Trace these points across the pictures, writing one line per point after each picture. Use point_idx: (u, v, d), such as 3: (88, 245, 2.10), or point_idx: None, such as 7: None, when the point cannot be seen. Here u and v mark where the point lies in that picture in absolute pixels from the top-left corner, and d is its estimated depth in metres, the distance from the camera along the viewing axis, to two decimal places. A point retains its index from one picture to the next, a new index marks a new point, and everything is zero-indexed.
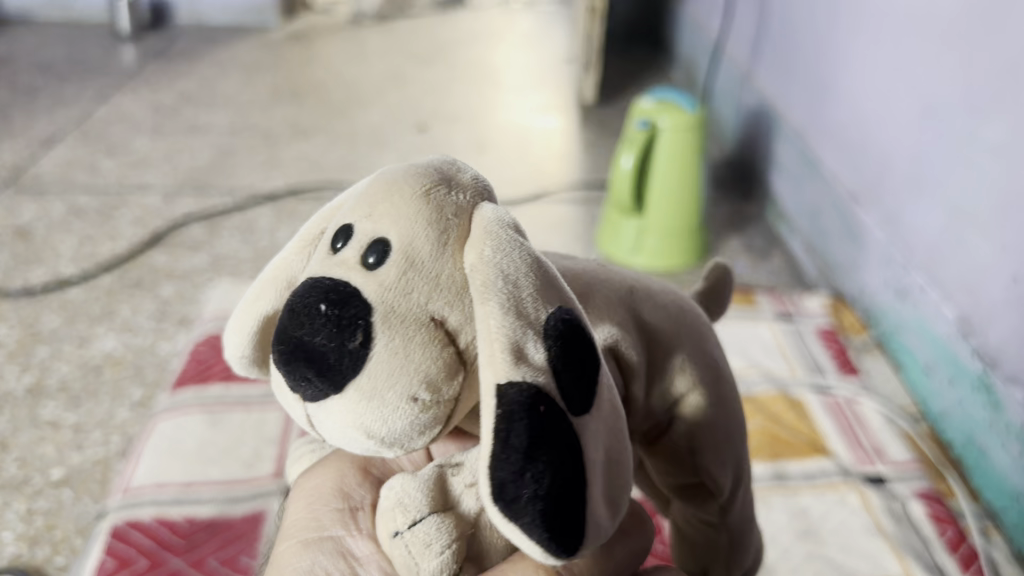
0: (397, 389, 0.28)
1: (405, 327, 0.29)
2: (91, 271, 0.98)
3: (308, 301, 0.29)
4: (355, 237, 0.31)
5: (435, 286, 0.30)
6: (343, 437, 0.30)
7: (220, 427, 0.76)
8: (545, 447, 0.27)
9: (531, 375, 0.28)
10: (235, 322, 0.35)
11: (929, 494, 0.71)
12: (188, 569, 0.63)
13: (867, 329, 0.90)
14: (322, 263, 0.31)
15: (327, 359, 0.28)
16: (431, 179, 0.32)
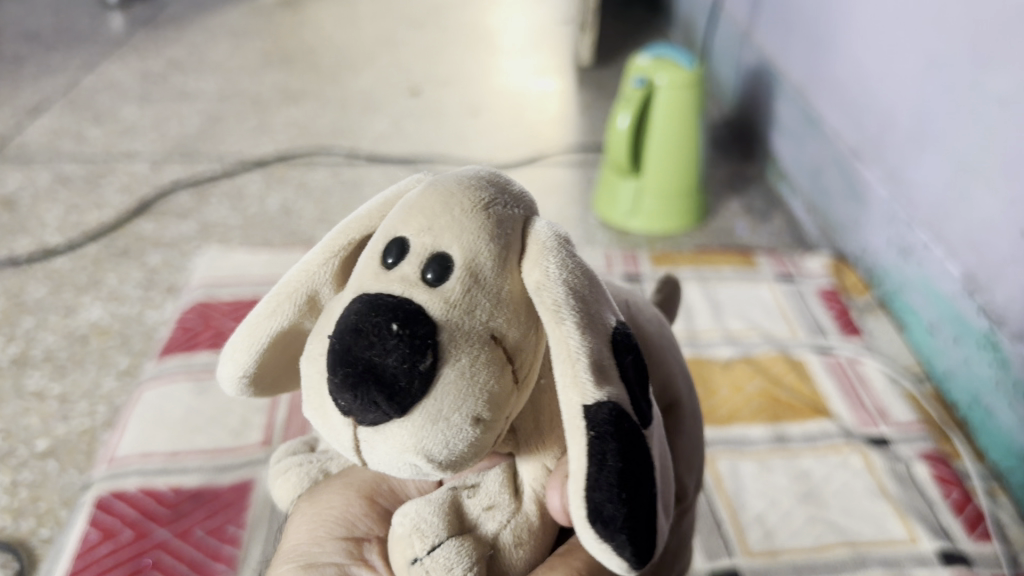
0: (462, 411, 0.28)
1: (471, 347, 0.28)
2: (78, 240, 0.96)
3: (372, 318, 0.28)
4: (409, 253, 0.30)
5: (497, 303, 0.30)
6: (395, 462, 0.29)
7: (207, 395, 0.74)
8: (631, 468, 0.28)
9: (612, 394, 0.28)
10: (237, 339, 0.35)
11: (934, 455, 0.69)
12: (175, 540, 0.62)
13: (871, 289, 0.88)
14: (372, 278, 0.30)
15: (397, 384, 0.27)
16: (485, 194, 0.32)
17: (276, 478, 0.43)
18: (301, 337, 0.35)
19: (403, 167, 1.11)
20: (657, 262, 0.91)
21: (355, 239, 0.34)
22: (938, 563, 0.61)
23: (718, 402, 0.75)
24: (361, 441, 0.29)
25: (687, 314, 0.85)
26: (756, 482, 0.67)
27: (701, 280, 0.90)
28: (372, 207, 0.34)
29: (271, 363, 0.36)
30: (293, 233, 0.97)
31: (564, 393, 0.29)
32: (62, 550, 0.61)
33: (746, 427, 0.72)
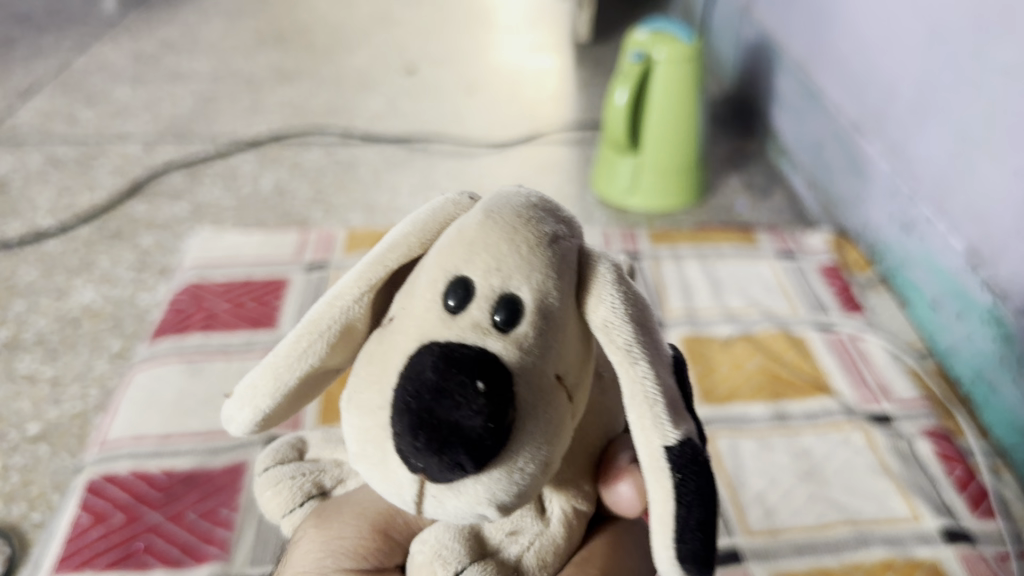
0: (534, 459, 0.30)
1: (544, 395, 0.30)
2: (70, 222, 0.95)
3: (452, 375, 0.28)
4: (476, 296, 0.31)
5: (565, 348, 0.32)
6: (461, 512, 0.30)
7: (199, 377, 0.73)
8: (708, 499, 0.33)
9: (685, 432, 0.32)
10: (257, 379, 0.35)
11: (937, 432, 0.68)
12: (168, 524, 0.61)
13: (872, 265, 0.87)
14: (434, 323, 0.31)
15: (482, 444, 0.28)
16: (537, 227, 0.33)
17: (267, 489, 0.45)
18: (320, 374, 0.36)
19: (398, 147, 1.10)
20: (656, 241, 0.90)
21: (387, 267, 0.34)
22: (941, 541, 0.60)
23: (717, 381, 0.73)
24: (426, 494, 0.30)
25: (687, 292, 0.84)
26: (756, 460, 0.66)
27: (700, 257, 0.89)
28: (406, 236, 0.35)
29: (289, 401, 0.36)
30: (287, 215, 0.96)
31: (640, 434, 0.32)
32: (53, 535, 0.60)
33: (747, 405, 0.71)
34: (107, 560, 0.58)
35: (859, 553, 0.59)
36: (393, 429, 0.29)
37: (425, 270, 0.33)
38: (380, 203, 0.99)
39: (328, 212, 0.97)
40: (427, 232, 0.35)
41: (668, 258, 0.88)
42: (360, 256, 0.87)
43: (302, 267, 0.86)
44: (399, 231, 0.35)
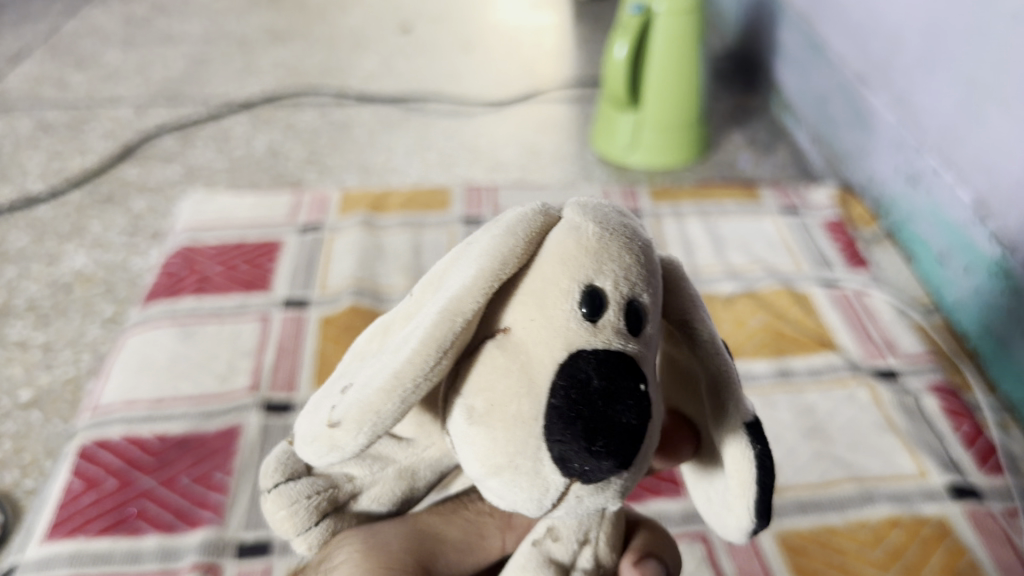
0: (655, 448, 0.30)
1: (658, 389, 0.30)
2: (61, 187, 0.93)
3: (616, 379, 0.27)
4: (611, 302, 0.28)
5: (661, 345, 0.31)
6: (579, 504, 0.29)
7: (192, 340, 0.71)
8: None
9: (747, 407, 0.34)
10: (374, 395, 0.27)
11: (944, 387, 0.67)
12: (162, 488, 0.60)
13: (878, 220, 0.85)
14: (577, 334, 0.27)
15: (640, 441, 0.27)
16: (637, 235, 0.30)
17: (276, 509, 0.35)
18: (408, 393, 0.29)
19: (393, 106, 1.08)
20: (656, 198, 0.88)
21: (502, 273, 0.28)
22: (947, 497, 0.59)
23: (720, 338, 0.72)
24: (569, 493, 0.28)
25: (689, 250, 0.82)
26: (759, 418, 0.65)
27: (702, 214, 0.87)
28: (514, 235, 0.29)
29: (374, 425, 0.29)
30: (281, 177, 0.94)
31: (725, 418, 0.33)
32: (45, 501, 0.59)
33: (750, 362, 0.70)
34: (99, 526, 0.57)
35: (865, 510, 0.58)
36: (555, 437, 0.27)
37: (545, 279, 0.28)
38: (375, 164, 0.97)
39: (323, 174, 0.95)
40: (532, 235, 0.29)
41: (669, 216, 0.86)
42: (355, 217, 0.85)
43: (297, 229, 0.84)
44: (498, 235, 0.29)
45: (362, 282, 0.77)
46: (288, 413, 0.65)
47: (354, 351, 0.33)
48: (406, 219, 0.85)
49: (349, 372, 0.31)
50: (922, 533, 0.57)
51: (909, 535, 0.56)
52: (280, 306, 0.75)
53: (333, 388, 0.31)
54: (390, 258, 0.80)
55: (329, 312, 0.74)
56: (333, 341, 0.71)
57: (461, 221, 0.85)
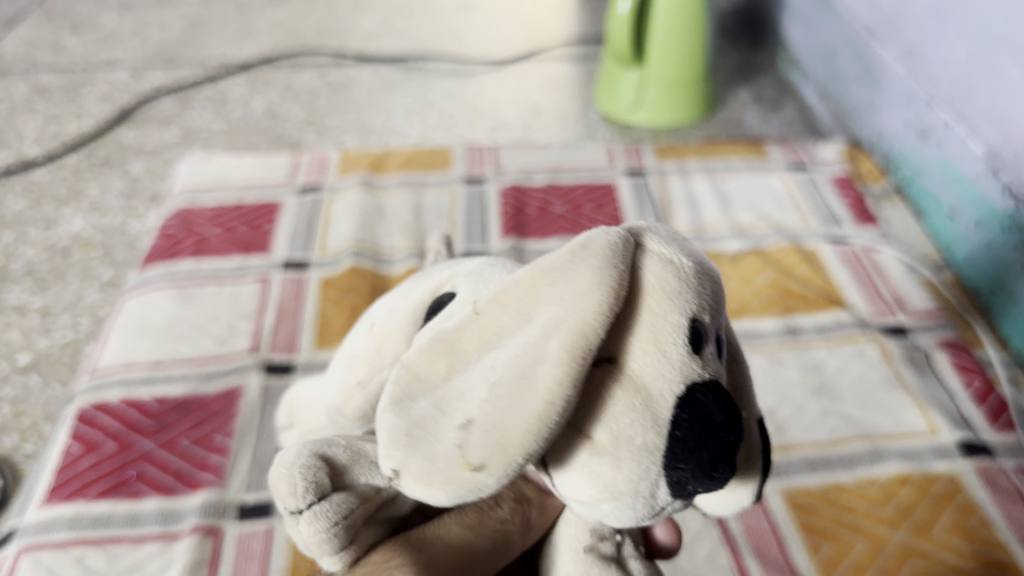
0: None
1: None
2: (57, 151, 0.92)
3: (728, 408, 0.25)
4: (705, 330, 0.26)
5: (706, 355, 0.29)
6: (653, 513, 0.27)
7: (191, 302, 0.70)
8: None
9: None
10: (513, 436, 0.24)
11: (954, 343, 0.66)
12: (162, 451, 0.59)
13: (886, 176, 0.84)
14: (691, 367, 0.25)
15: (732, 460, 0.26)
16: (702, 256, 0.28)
17: (307, 528, 0.31)
18: None
19: (393, 66, 1.06)
20: (662, 156, 0.87)
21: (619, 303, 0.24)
22: (958, 454, 0.58)
23: (728, 296, 0.71)
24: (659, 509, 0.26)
25: (695, 208, 0.81)
26: (766, 376, 0.64)
27: (708, 172, 0.85)
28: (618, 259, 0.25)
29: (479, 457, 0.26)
30: (279, 138, 0.93)
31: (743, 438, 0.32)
32: (44, 465, 0.58)
33: (756, 320, 0.68)
34: (99, 490, 0.56)
35: (875, 468, 0.57)
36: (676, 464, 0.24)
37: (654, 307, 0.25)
38: (374, 125, 0.96)
39: (322, 135, 0.94)
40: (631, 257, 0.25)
41: (674, 174, 0.85)
42: (355, 178, 0.84)
43: (296, 190, 0.83)
44: (602, 257, 0.25)
45: (363, 243, 0.76)
46: (289, 374, 0.65)
47: (404, 365, 0.27)
48: (407, 180, 0.84)
49: (422, 393, 0.26)
50: (933, 491, 0.56)
51: (920, 493, 0.56)
52: (280, 268, 0.74)
53: (414, 412, 0.26)
54: (390, 219, 0.79)
55: (329, 274, 0.73)
56: (333, 302, 0.70)
57: (462, 181, 0.84)
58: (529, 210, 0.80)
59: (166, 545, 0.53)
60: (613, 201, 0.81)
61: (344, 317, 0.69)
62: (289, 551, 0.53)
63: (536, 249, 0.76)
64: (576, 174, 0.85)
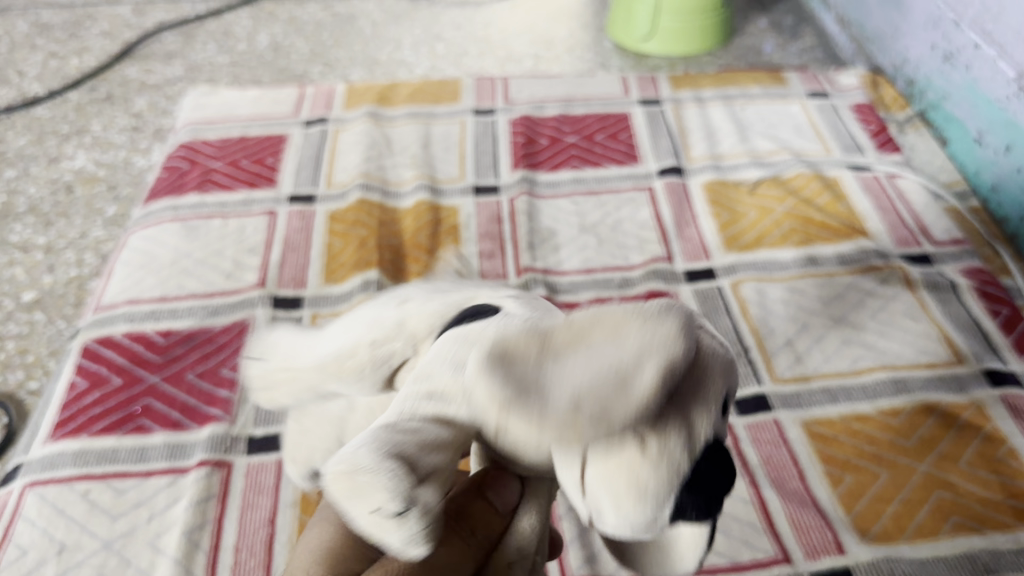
0: None
1: None
2: (58, 88, 0.90)
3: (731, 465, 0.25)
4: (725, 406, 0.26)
5: None
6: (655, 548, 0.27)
7: (196, 236, 0.69)
8: None
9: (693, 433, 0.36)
10: (618, 415, 0.21)
11: (980, 271, 0.64)
12: (166, 384, 0.58)
13: (910, 103, 0.81)
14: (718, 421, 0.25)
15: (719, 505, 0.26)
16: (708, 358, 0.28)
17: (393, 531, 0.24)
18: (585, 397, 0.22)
19: None
20: (677, 85, 0.84)
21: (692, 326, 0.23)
22: (983, 384, 0.56)
23: (747, 226, 0.69)
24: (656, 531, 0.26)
25: (712, 136, 0.78)
26: (786, 306, 0.62)
27: (725, 100, 0.83)
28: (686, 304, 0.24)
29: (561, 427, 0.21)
30: (283, 71, 0.91)
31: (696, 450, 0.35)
32: (49, 401, 0.57)
33: (775, 250, 0.66)
34: (104, 424, 0.55)
35: (899, 397, 0.56)
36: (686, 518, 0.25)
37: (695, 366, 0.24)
38: (380, 57, 0.93)
39: (327, 69, 0.91)
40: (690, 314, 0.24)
41: (690, 102, 0.82)
42: (361, 110, 0.82)
43: (301, 123, 0.81)
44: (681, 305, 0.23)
45: (370, 175, 0.74)
46: (297, 308, 0.63)
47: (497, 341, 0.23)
48: (415, 111, 0.82)
49: (516, 346, 0.22)
50: (959, 421, 0.54)
51: (946, 423, 0.54)
52: (286, 202, 0.72)
53: (516, 370, 0.22)
54: (398, 151, 0.77)
55: (336, 209, 0.72)
56: (340, 236, 0.69)
57: (471, 112, 0.82)
58: (540, 141, 0.78)
59: (174, 479, 0.53)
60: (627, 131, 0.79)
61: (352, 250, 0.67)
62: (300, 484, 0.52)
63: (548, 181, 0.74)
64: (589, 104, 0.82)
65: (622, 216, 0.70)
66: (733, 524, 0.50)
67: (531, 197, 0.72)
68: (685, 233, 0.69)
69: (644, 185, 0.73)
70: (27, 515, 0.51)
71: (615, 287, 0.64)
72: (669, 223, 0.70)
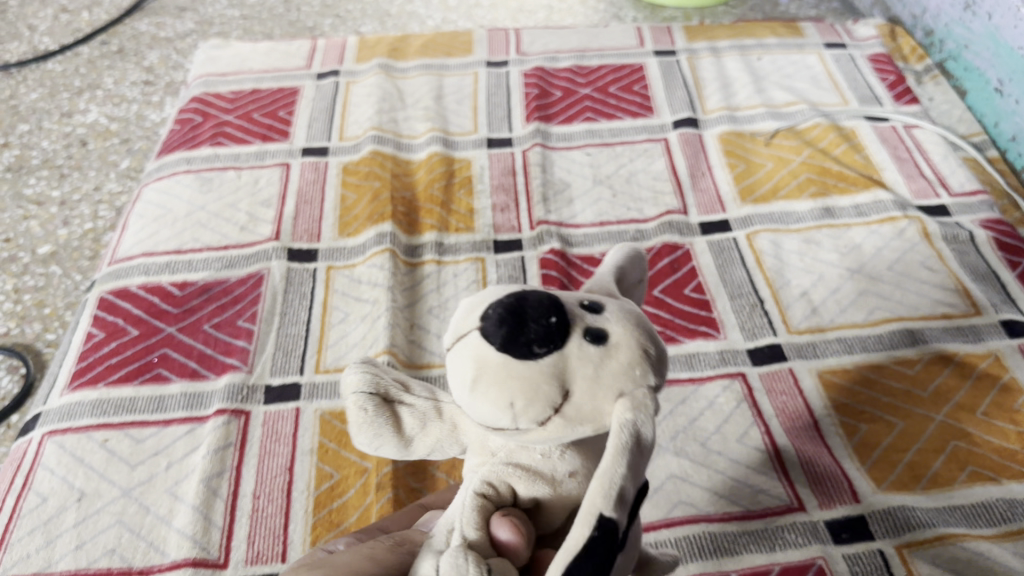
0: (545, 395, 0.27)
1: (584, 393, 0.27)
2: (69, 43, 0.90)
3: (542, 307, 0.28)
4: (584, 333, 0.28)
5: (596, 384, 0.27)
6: (486, 404, 0.27)
7: (210, 188, 0.69)
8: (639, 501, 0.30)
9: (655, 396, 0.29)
10: None
11: (999, 223, 0.63)
12: (183, 335, 0.58)
13: (929, 53, 0.80)
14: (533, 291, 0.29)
15: (528, 334, 0.27)
16: (649, 353, 0.29)
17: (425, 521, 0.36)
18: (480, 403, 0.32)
19: None
20: (692, 36, 0.83)
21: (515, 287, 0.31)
22: (1001, 334, 0.56)
23: (762, 178, 0.68)
24: (473, 381, 0.27)
25: (727, 87, 0.77)
26: (801, 257, 0.62)
27: (741, 50, 0.82)
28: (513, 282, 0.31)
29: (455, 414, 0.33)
30: (294, 23, 0.90)
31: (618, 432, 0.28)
32: (67, 352, 0.58)
33: (791, 202, 0.66)
34: (122, 373, 0.56)
35: (916, 348, 0.56)
36: (514, 342, 0.27)
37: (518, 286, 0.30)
38: (392, 10, 0.92)
39: (338, 21, 0.91)
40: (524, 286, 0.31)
41: (705, 53, 0.81)
42: (373, 62, 0.81)
43: (313, 75, 0.81)
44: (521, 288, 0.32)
45: (382, 128, 0.74)
46: (311, 260, 0.63)
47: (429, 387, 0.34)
48: (427, 63, 0.81)
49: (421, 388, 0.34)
50: (976, 371, 0.54)
51: (962, 373, 0.54)
52: (300, 154, 0.72)
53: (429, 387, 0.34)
54: (411, 103, 0.77)
55: (349, 161, 0.71)
56: (353, 189, 0.69)
57: (484, 64, 0.81)
58: (554, 93, 0.77)
59: (193, 427, 0.53)
60: (641, 82, 0.78)
61: (364, 203, 0.67)
62: (318, 433, 0.53)
63: (561, 133, 0.73)
64: (602, 56, 0.81)
65: (636, 167, 0.70)
66: (747, 472, 0.50)
67: (545, 149, 0.72)
68: (699, 184, 0.68)
69: (658, 137, 0.73)
70: (46, 463, 0.51)
71: (629, 240, 0.64)
72: (684, 174, 0.69)
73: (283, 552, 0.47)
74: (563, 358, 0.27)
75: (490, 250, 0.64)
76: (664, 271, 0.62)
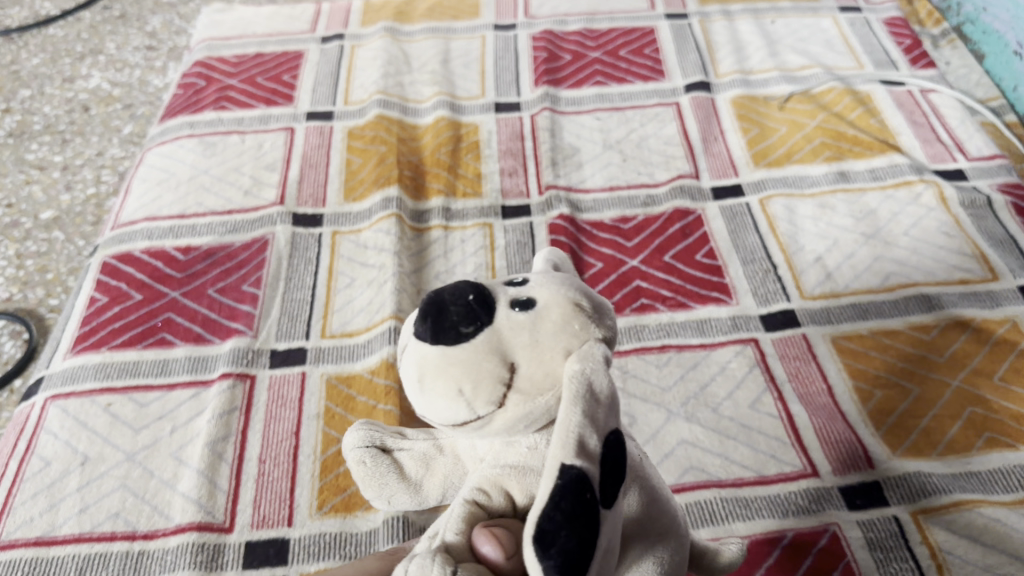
0: (491, 372, 0.25)
1: (530, 361, 0.26)
2: (71, 8, 0.89)
3: (459, 289, 0.26)
4: (508, 303, 0.27)
5: (540, 349, 0.26)
6: (437, 401, 0.25)
7: (214, 153, 0.68)
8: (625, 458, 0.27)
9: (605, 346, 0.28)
10: None
11: (1017, 188, 0.62)
12: (186, 299, 0.57)
13: (946, 17, 0.78)
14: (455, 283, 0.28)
15: (448, 318, 0.25)
16: (584, 309, 0.27)
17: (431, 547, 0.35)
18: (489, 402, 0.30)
19: None
20: None
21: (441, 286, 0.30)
22: (1019, 299, 0.55)
23: (775, 142, 0.67)
24: (419, 382, 0.26)
25: (740, 51, 0.76)
26: (816, 223, 0.61)
27: (754, 14, 0.80)
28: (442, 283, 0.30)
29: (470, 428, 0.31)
30: None
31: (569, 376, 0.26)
32: (68, 317, 0.57)
33: (805, 166, 0.65)
34: (126, 337, 0.55)
35: (931, 313, 0.55)
36: (440, 330, 0.25)
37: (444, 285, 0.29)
38: None
39: None
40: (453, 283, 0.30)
41: (717, 16, 0.80)
42: (378, 25, 0.80)
43: (318, 39, 0.80)
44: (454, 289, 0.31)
45: (388, 92, 0.72)
46: (316, 226, 0.62)
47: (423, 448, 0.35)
48: (433, 27, 0.80)
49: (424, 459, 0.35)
50: (993, 336, 0.53)
51: (979, 339, 0.53)
52: (304, 118, 0.71)
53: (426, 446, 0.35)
54: (418, 67, 0.76)
55: (354, 125, 0.70)
56: (359, 153, 0.68)
57: (492, 28, 0.80)
58: (563, 57, 0.76)
59: (197, 392, 0.52)
60: (652, 45, 0.77)
61: (370, 167, 0.66)
62: (325, 398, 0.52)
63: (571, 97, 0.72)
64: (612, 19, 0.80)
65: (646, 132, 0.69)
66: (758, 439, 0.49)
67: (554, 114, 0.70)
68: (711, 148, 0.67)
69: (669, 101, 0.71)
70: (49, 428, 0.50)
71: (639, 206, 0.63)
72: (696, 138, 0.68)
73: (289, 517, 0.46)
74: (496, 332, 0.26)
75: (498, 215, 0.63)
76: (675, 236, 0.61)
